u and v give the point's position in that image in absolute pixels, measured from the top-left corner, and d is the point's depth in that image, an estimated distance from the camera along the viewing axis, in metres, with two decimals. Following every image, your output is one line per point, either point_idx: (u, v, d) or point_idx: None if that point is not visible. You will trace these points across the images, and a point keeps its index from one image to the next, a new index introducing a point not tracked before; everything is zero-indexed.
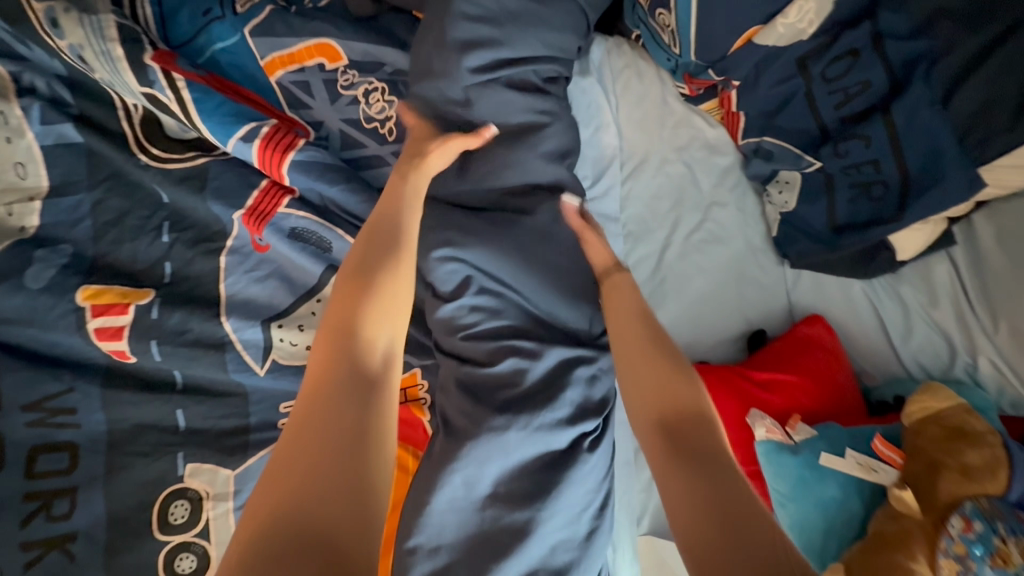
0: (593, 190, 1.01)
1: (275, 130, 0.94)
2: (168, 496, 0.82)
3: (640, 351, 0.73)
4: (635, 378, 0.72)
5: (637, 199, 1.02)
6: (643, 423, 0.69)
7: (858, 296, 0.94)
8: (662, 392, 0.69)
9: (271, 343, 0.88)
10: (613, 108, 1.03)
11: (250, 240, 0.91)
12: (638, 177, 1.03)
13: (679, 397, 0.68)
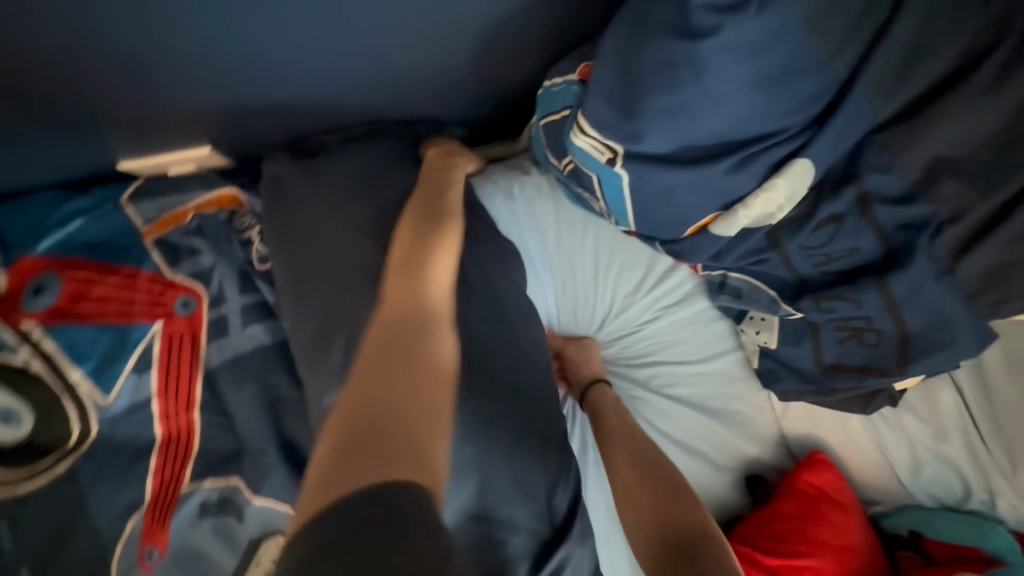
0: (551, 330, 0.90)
1: (170, 340, 0.74)
2: None
3: (638, 482, 0.73)
4: (640, 511, 0.70)
5: (595, 358, 0.88)
6: (643, 545, 0.67)
7: (856, 427, 0.84)
8: (660, 513, 0.68)
9: None
10: (546, 260, 0.86)
11: (138, 555, 0.69)
12: (598, 326, 0.89)
13: (678, 520, 0.66)
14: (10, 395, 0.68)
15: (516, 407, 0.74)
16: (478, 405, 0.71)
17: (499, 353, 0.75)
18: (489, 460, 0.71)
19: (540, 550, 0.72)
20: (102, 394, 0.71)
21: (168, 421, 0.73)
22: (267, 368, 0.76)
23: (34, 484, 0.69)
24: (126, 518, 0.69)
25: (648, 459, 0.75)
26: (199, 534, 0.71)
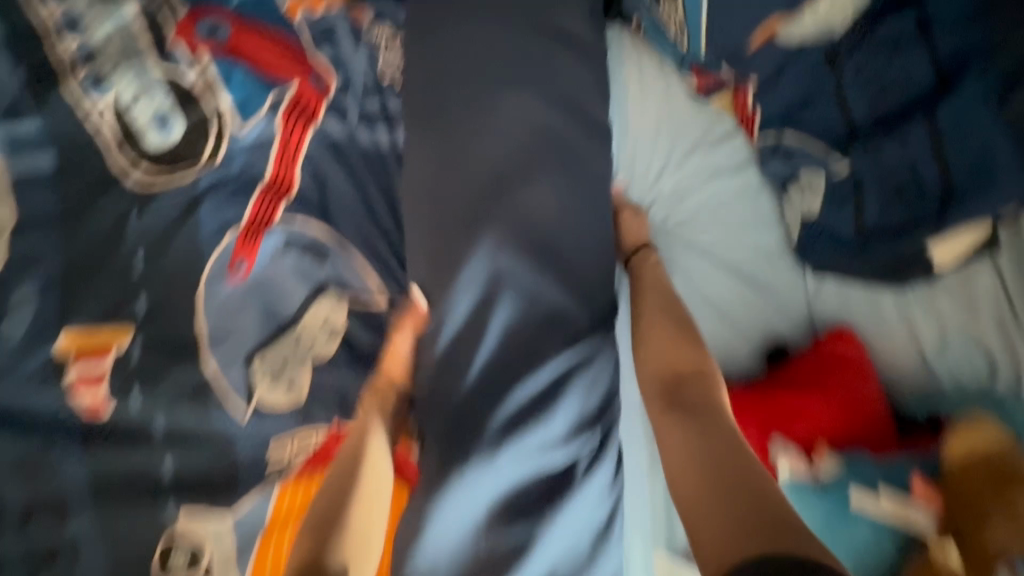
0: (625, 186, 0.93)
1: (301, 99, 0.86)
2: (164, 542, 0.79)
3: (661, 327, 0.77)
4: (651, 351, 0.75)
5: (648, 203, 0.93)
6: (646, 383, 0.72)
7: (886, 308, 0.86)
8: (669, 357, 0.72)
9: (253, 384, 0.81)
10: (620, 107, 0.93)
11: (231, 262, 0.81)
12: (655, 178, 0.94)
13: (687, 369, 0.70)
14: (176, 105, 0.83)
15: (577, 202, 0.82)
16: (550, 189, 0.82)
17: (571, 162, 0.83)
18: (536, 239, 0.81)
19: (577, 333, 0.80)
20: (241, 122, 0.83)
21: (273, 166, 0.84)
22: (362, 150, 0.87)
23: (168, 182, 0.81)
24: (225, 231, 0.81)
25: (665, 298, 0.81)
26: (280, 260, 0.81)
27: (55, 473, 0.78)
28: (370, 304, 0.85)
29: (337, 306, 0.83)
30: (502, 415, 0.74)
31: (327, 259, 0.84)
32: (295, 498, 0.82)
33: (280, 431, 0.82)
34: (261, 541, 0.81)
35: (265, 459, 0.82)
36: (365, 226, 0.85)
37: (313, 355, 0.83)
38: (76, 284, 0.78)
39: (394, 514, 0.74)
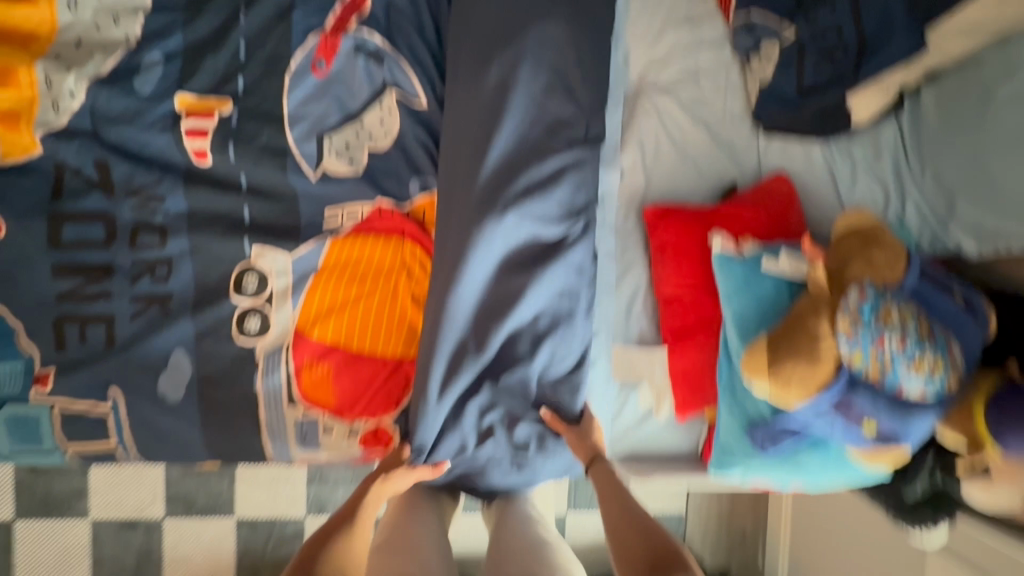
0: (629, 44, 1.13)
1: None
2: (240, 270, 1.04)
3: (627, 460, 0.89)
4: (621, 539, 0.83)
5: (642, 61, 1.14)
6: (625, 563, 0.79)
7: (815, 154, 1.10)
8: (639, 539, 0.81)
9: (322, 154, 1.05)
10: None
11: (313, 61, 1.04)
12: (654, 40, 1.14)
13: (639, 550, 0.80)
14: None
15: (585, 41, 1.04)
16: (562, 25, 1.02)
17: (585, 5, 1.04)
18: (549, 60, 1.01)
19: (576, 142, 1.02)
20: None
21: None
22: None
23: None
24: (309, 34, 1.04)
25: (614, 486, 0.91)
26: (350, 61, 1.05)
27: (164, 205, 1.02)
28: (413, 99, 1.06)
29: (390, 103, 1.05)
30: (519, 183, 0.98)
31: (383, 64, 1.05)
32: (340, 250, 1.05)
33: (335, 198, 1.06)
34: (314, 279, 1.05)
35: (321, 219, 1.06)
36: (415, 42, 1.06)
37: (370, 144, 1.05)
38: (195, 60, 1.03)
39: (418, 259, 1.06)
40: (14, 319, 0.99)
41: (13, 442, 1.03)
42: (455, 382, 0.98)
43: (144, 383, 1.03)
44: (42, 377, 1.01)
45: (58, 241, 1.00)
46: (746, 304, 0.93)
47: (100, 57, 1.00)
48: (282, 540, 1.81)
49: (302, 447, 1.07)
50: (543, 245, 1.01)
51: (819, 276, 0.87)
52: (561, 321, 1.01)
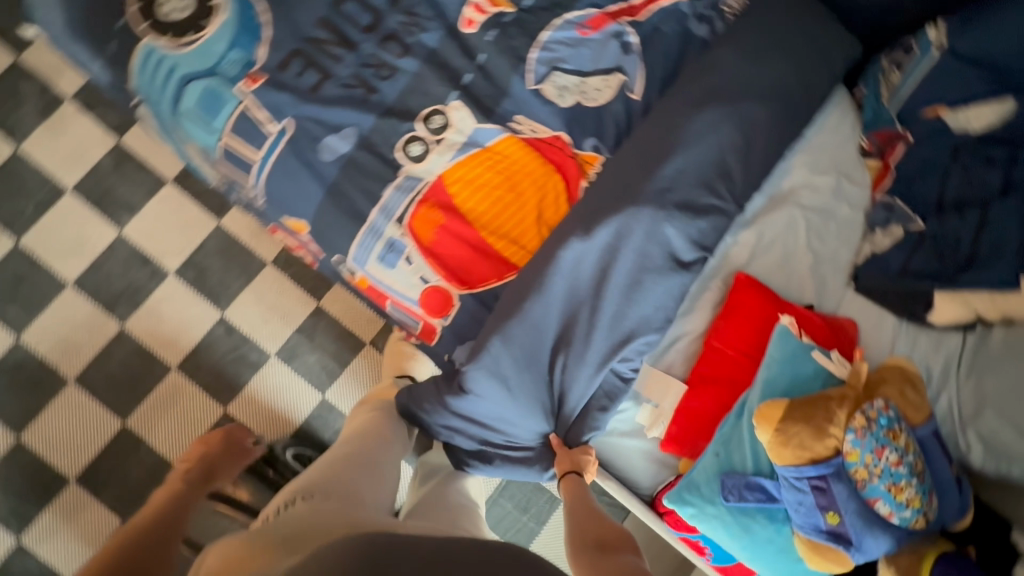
0: (798, 162, 1.33)
1: None
2: (433, 109, 1.25)
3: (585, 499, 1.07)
4: (579, 519, 1.03)
5: (799, 177, 1.33)
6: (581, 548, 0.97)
7: (886, 323, 1.26)
8: (597, 530, 1.00)
9: (545, 80, 1.28)
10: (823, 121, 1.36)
11: (583, 24, 1.31)
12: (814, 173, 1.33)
13: (610, 533, 0.99)
14: None
15: (773, 132, 1.27)
16: (764, 111, 1.26)
17: (789, 112, 1.28)
18: (742, 125, 1.24)
19: (724, 189, 1.22)
20: None
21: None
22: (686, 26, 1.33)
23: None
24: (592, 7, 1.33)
25: (581, 495, 1.09)
26: (606, 39, 1.31)
27: (420, 35, 1.27)
28: (630, 91, 1.29)
29: (614, 82, 1.29)
30: (671, 183, 1.18)
31: (627, 56, 1.30)
32: (509, 147, 1.26)
33: (532, 112, 1.28)
34: (478, 151, 1.25)
35: (512, 118, 1.27)
36: (657, 57, 1.31)
37: (581, 98, 1.29)
38: None
39: (558, 193, 1.26)
40: (270, 30, 1.23)
41: (194, 106, 1.20)
42: (534, 295, 1.15)
43: (312, 131, 1.21)
44: (253, 77, 1.21)
45: (339, 7, 1.26)
46: (785, 372, 1.06)
47: None
48: (238, 360, 1.86)
49: (379, 261, 1.21)
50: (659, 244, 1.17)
51: (859, 376, 1.03)
52: (636, 320, 1.18)
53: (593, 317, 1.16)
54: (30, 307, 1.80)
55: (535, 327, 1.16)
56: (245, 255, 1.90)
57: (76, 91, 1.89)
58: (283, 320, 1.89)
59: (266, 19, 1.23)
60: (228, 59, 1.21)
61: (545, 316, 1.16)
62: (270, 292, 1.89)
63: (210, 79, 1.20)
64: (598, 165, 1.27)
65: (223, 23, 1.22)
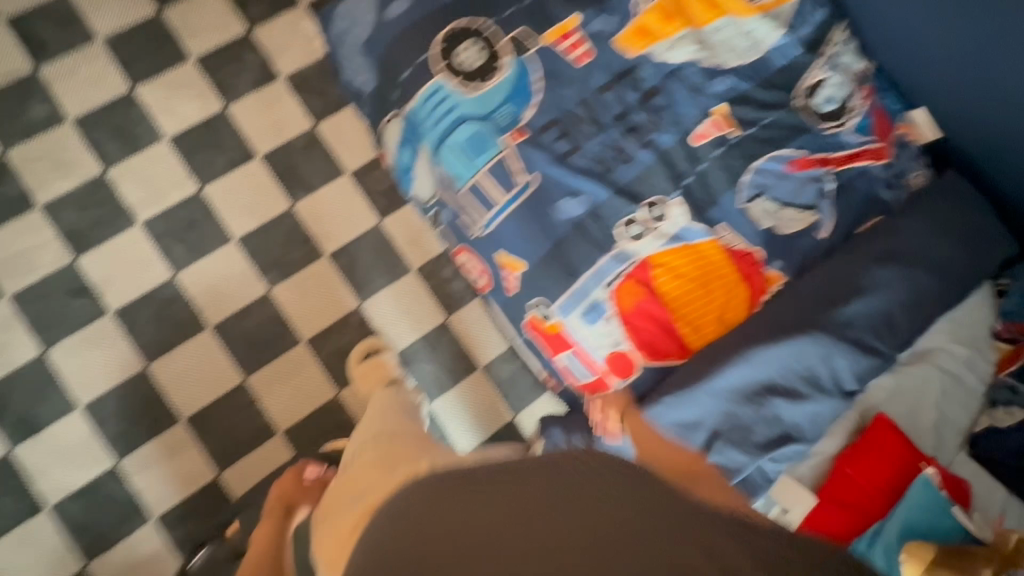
0: (938, 329, 1.53)
1: (876, 150, 1.56)
2: (654, 199, 1.43)
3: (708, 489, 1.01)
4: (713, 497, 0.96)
5: (938, 341, 1.51)
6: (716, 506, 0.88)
7: (1000, 496, 1.38)
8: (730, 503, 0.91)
9: (751, 201, 1.48)
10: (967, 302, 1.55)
11: (792, 161, 1.51)
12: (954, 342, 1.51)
13: (738, 513, 0.93)
14: (837, 102, 1.57)
15: (937, 300, 1.44)
16: (934, 280, 1.43)
17: (952, 287, 1.45)
18: (915, 288, 1.40)
19: (892, 339, 1.36)
20: (850, 131, 1.56)
21: (841, 155, 1.54)
22: (874, 189, 1.54)
23: (806, 118, 1.54)
24: (801, 150, 1.52)
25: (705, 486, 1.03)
26: (808, 180, 1.50)
27: (659, 135, 1.46)
28: (819, 229, 1.49)
29: (807, 219, 1.49)
30: (851, 322, 1.33)
31: (821, 200, 1.50)
32: (709, 247, 1.44)
33: (734, 224, 1.46)
34: (682, 245, 1.42)
35: (716, 225, 1.46)
36: (845, 209, 1.51)
37: (777, 223, 1.47)
38: (743, 101, 1.51)
39: (742, 300, 1.42)
40: (540, 96, 1.42)
41: (461, 141, 1.38)
42: (712, 383, 1.29)
43: (553, 191, 1.38)
44: (518, 132, 1.39)
45: (600, 94, 1.45)
46: (932, 518, 1.22)
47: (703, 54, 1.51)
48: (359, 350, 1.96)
49: (581, 316, 1.36)
50: (829, 372, 1.30)
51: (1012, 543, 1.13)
52: (793, 431, 1.28)
53: (764, 424, 1.28)
54: (195, 251, 1.94)
55: (704, 411, 1.28)
56: (395, 257, 2.04)
57: (291, 72, 2.07)
58: (411, 325, 2.02)
59: (539, 87, 1.42)
60: (501, 111, 1.39)
61: (715, 403, 1.28)
62: (409, 297, 2.03)
63: (482, 125, 1.38)
64: (779, 284, 1.44)
65: (504, 79, 1.40)
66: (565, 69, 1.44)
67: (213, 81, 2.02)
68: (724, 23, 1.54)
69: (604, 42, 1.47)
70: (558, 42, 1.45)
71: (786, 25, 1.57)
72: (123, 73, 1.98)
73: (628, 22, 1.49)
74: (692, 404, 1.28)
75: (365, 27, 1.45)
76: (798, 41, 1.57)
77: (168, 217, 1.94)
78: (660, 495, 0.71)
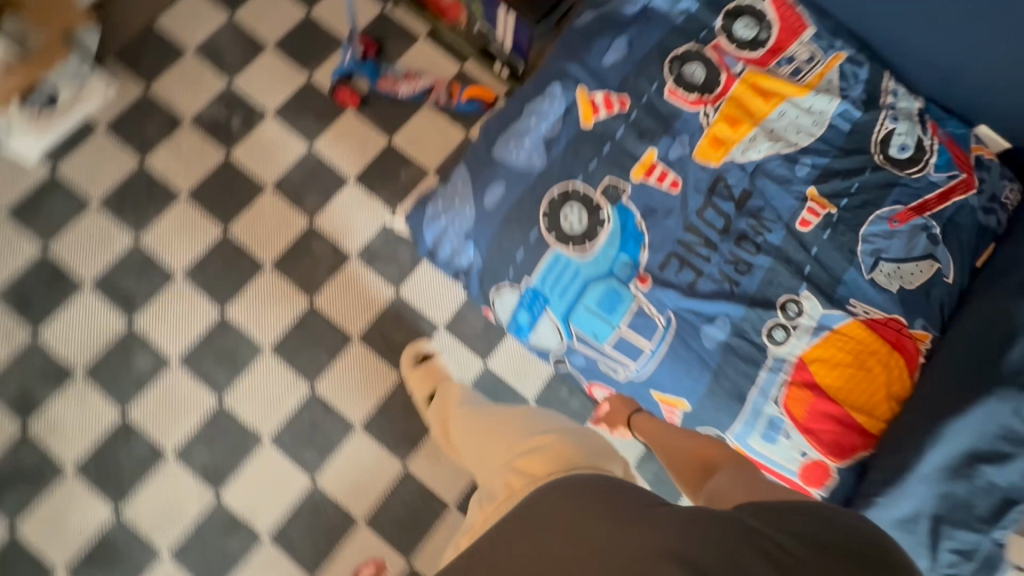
0: None
1: (965, 180, 1.59)
2: (786, 298, 1.45)
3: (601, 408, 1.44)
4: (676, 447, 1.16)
5: None
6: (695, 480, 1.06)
7: None
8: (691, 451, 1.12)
9: (871, 268, 1.51)
10: None
11: (893, 218, 1.54)
12: None
13: (707, 453, 1.09)
14: (912, 146, 1.61)
15: None
16: None
17: None
18: None
19: None
20: (933, 170, 1.60)
21: (934, 196, 1.57)
22: (978, 219, 1.57)
23: (890, 171, 1.58)
24: (898, 203, 1.56)
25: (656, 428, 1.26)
26: (916, 231, 1.53)
27: (766, 235, 1.50)
28: (943, 275, 1.51)
29: (929, 269, 1.51)
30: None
31: (935, 245, 1.53)
32: (853, 328, 1.45)
33: (864, 297, 1.49)
34: (828, 334, 1.44)
35: (850, 303, 1.48)
36: (960, 247, 1.54)
37: (903, 282, 1.50)
38: (829, 176, 1.56)
39: (902, 369, 1.44)
40: (649, 236, 1.46)
41: (593, 302, 1.42)
42: (913, 470, 1.28)
43: (692, 323, 1.42)
44: (642, 278, 1.43)
45: (700, 214, 1.49)
46: None
47: (777, 144, 1.56)
48: None
49: (761, 438, 1.37)
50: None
51: None
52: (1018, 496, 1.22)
53: (981, 496, 1.24)
54: (325, 451, 1.95)
55: (912, 498, 1.28)
56: (511, 395, 2.06)
57: (360, 249, 2.13)
58: None
59: (645, 227, 1.47)
60: (621, 262, 1.43)
61: (921, 488, 1.28)
62: None
63: (608, 281, 1.42)
64: (928, 341, 1.47)
65: (611, 231, 1.45)
66: (662, 202, 1.49)
67: (293, 281, 2.08)
68: (784, 109, 1.60)
69: (687, 165, 1.52)
70: (646, 178, 1.50)
71: (839, 91, 1.63)
72: (208, 299, 2.04)
73: (700, 138, 1.55)
74: (899, 496, 1.28)
75: (463, 218, 1.50)
76: (855, 103, 1.63)
77: (291, 426, 1.96)
78: (645, 510, 0.81)
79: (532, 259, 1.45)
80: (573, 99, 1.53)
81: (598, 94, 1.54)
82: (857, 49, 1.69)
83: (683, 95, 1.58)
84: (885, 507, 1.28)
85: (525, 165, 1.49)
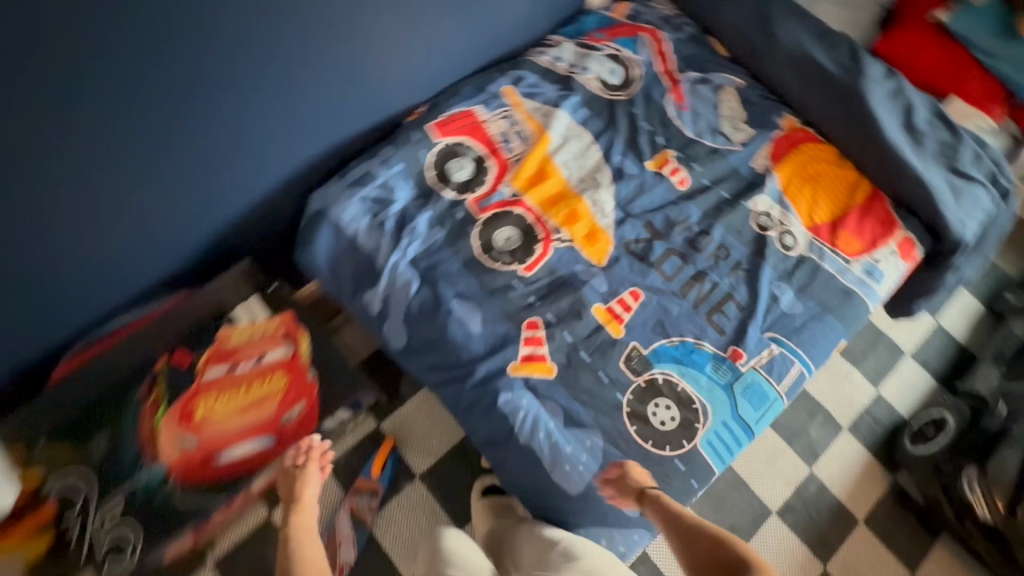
0: None
1: (650, 37, 1.75)
2: (754, 221, 1.54)
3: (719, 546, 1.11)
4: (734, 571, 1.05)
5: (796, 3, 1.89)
6: None
7: None
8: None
9: (726, 139, 1.64)
10: None
11: (679, 104, 1.67)
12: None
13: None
14: (614, 63, 1.69)
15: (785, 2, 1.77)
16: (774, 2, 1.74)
17: None
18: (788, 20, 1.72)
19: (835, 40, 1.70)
20: (637, 55, 1.72)
21: (660, 65, 1.72)
22: (685, 42, 1.77)
23: (636, 91, 1.67)
24: (667, 95, 1.68)
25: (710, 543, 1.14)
26: (693, 93, 1.69)
27: (691, 221, 1.53)
28: (734, 86, 1.72)
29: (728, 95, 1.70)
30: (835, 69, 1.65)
31: (709, 82, 1.71)
32: (782, 174, 1.60)
33: (752, 154, 1.63)
34: (787, 197, 1.58)
35: (758, 169, 1.61)
36: (711, 66, 1.75)
37: (739, 118, 1.67)
38: (638, 146, 1.60)
39: (818, 148, 1.65)
40: (690, 335, 1.40)
41: (753, 412, 1.35)
42: (921, 168, 1.56)
43: (777, 315, 1.44)
44: (734, 355, 1.38)
45: (668, 277, 1.46)
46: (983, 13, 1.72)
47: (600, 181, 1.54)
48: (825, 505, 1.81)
49: (877, 284, 1.51)
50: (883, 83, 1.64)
51: None
52: (933, 110, 1.64)
53: (933, 132, 1.61)
54: None
55: (940, 176, 1.57)
56: None
57: None
58: None
59: (679, 337, 1.39)
60: (716, 374, 1.36)
61: (931, 168, 1.58)
62: None
63: (735, 392, 1.35)
64: (795, 121, 1.69)
65: (682, 374, 1.35)
66: (653, 312, 1.42)
67: None
68: (562, 161, 1.56)
69: (614, 275, 1.44)
70: (624, 320, 1.40)
71: (549, 106, 1.62)
72: None
73: (581, 250, 1.46)
74: (938, 186, 1.55)
75: (641, 541, 1.28)
76: (563, 96, 1.64)
77: None
78: None
79: (703, 470, 1.30)
80: (523, 380, 1.32)
81: (520, 350, 1.35)
82: (504, 72, 1.66)
83: (534, 253, 1.44)
84: (946, 198, 1.55)
85: (596, 455, 1.27)
